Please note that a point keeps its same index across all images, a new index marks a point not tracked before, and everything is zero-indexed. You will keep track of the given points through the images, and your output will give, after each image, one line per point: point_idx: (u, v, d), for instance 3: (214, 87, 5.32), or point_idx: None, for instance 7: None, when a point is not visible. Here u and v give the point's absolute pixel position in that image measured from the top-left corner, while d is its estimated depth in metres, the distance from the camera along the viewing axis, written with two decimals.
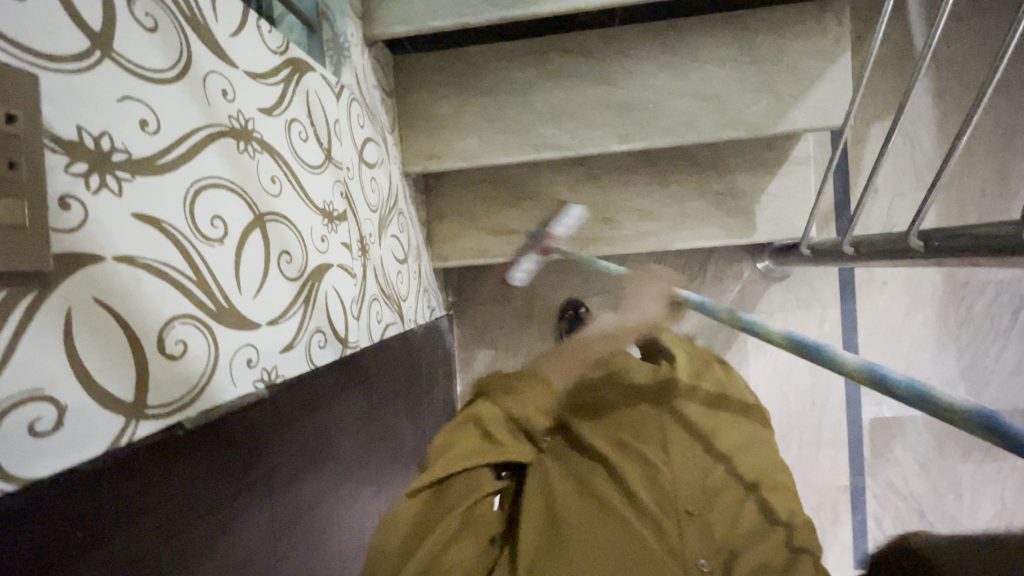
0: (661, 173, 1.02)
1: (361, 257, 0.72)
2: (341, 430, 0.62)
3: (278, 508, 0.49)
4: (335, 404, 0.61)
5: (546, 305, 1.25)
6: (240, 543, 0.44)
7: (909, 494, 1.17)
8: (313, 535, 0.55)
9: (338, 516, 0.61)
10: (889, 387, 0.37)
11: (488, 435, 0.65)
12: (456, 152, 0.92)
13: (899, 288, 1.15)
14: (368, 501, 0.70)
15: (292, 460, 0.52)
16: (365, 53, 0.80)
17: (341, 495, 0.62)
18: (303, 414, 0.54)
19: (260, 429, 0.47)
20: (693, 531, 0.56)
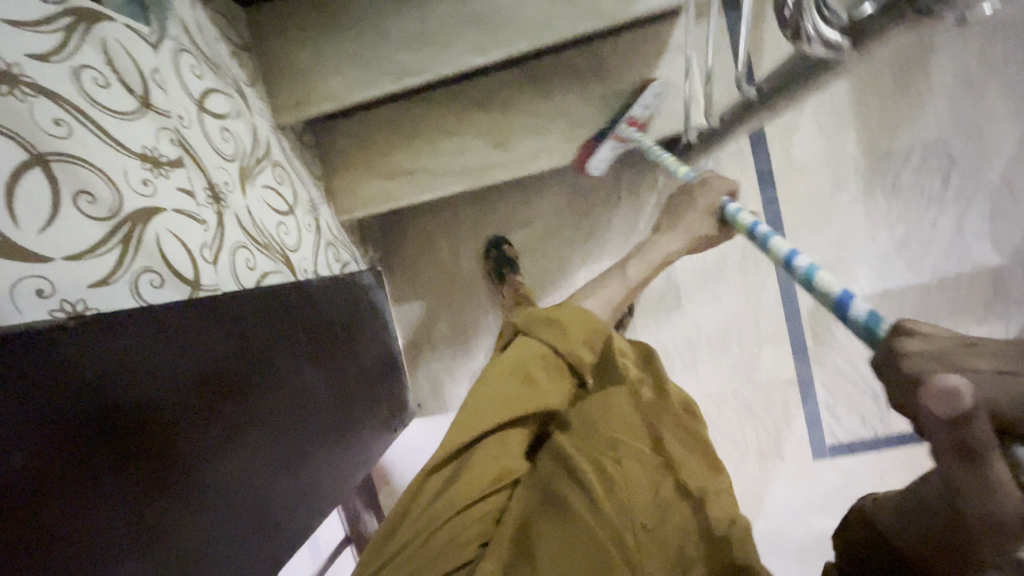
0: (544, 86, 1.00)
1: (215, 205, 0.74)
2: (213, 369, 0.66)
3: (90, 433, 0.50)
4: (200, 342, 0.65)
5: (473, 247, 1.24)
6: (33, 461, 0.45)
7: (859, 378, 1.16)
8: (177, 461, 0.59)
9: (218, 450, 0.65)
10: (846, 321, 0.39)
11: (530, 381, 0.59)
12: (323, 94, 0.91)
13: (820, 169, 1.12)
14: (269, 444, 0.73)
15: (134, 385, 0.56)
16: (198, 5, 0.80)
17: (221, 431, 0.65)
18: (117, 346, 0.55)
19: (80, 348, 0.51)
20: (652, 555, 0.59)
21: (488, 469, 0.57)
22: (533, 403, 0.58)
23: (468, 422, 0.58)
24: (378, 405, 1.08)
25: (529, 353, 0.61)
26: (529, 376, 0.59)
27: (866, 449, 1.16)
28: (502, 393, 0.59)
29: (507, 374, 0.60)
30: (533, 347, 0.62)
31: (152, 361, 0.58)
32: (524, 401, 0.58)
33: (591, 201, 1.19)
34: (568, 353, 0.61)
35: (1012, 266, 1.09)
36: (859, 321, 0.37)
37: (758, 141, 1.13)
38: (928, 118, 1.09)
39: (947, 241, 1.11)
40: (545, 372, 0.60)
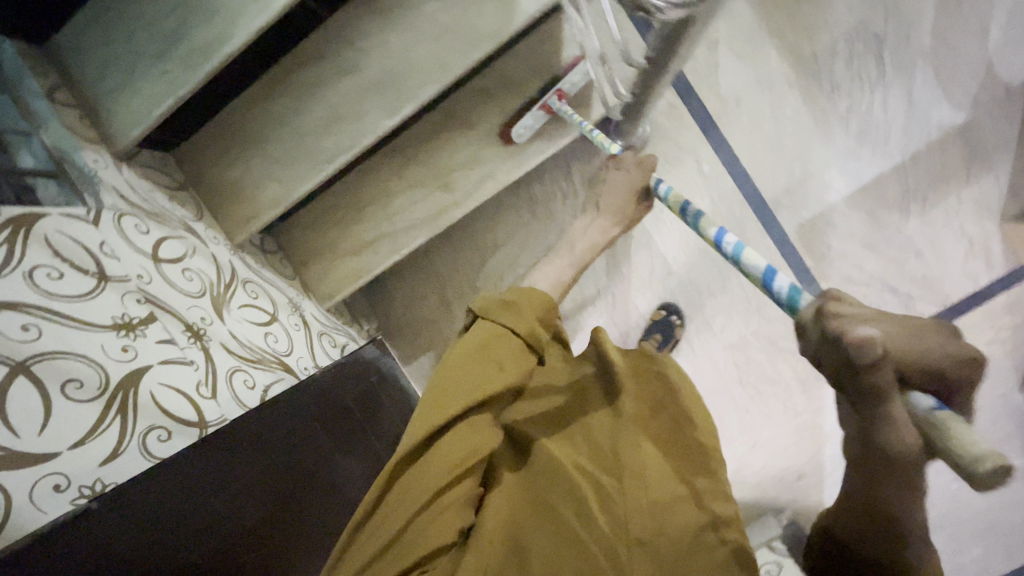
0: (465, 118, 1.02)
1: (199, 342, 0.77)
2: (245, 492, 0.71)
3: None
4: (226, 472, 0.69)
5: (458, 285, 1.26)
6: None
7: (870, 278, 1.13)
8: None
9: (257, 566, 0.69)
10: (773, 296, 0.47)
11: (479, 355, 0.63)
12: (265, 202, 0.94)
13: (755, 95, 1.12)
14: (306, 547, 0.77)
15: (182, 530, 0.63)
16: (123, 166, 0.85)
17: (257, 549, 0.70)
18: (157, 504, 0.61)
19: (125, 516, 0.59)
20: (643, 560, 0.59)
21: (450, 457, 0.58)
22: (497, 380, 0.61)
23: (444, 402, 0.60)
24: None
25: (498, 338, 0.64)
26: (484, 356, 0.63)
27: None
28: (473, 368, 0.62)
29: (482, 353, 0.63)
30: (499, 330, 0.65)
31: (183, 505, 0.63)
32: (481, 384, 0.61)
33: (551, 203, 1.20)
34: (519, 326, 0.65)
35: (978, 116, 1.07)
36: (784, 294, 0.46)
37: (686, 89, 1.13)
38: (841, 7, 1.08)
39: (904, 116, 1.09)
40: (513, 353, 0.64)
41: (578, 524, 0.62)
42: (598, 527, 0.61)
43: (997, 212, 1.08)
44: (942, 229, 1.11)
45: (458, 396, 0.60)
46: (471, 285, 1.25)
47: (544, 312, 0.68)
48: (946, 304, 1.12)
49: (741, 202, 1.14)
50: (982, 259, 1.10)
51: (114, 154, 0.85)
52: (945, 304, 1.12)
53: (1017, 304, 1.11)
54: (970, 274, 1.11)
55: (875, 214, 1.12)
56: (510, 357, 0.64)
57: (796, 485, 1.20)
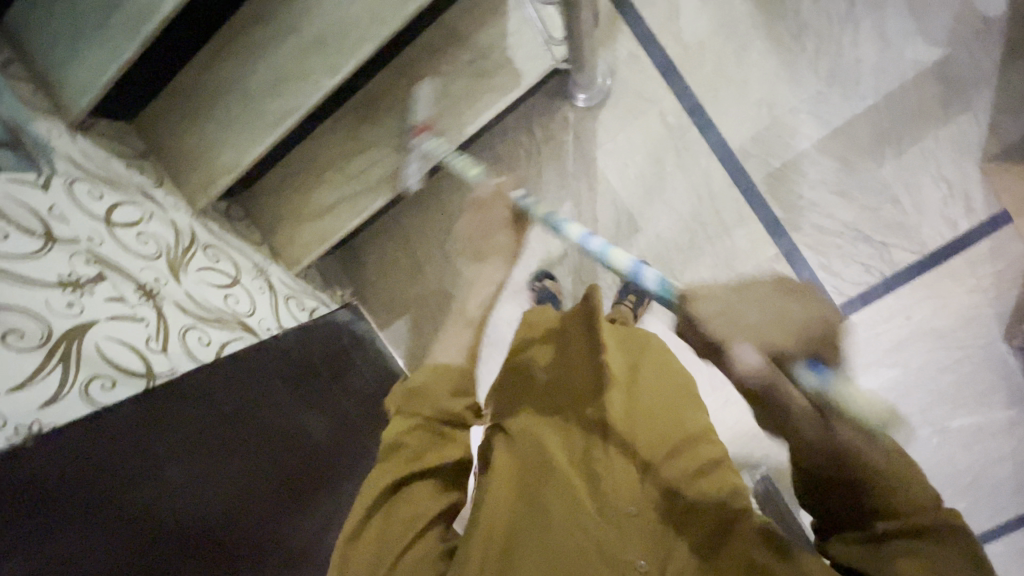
0: (416, 75, 1.01)
1: (150, 300, 0.80)
2: (199, 437, 0.75)
3: (119, 519, 0.63)
4: (177, 422, 0.73)
5: (427, 249, 1.27)
6: (70, 546, 0.58)
7: (843, 226, 1.10)
8: (185, 524, 0.68)
9: (224, 502, 0.74)
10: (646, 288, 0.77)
11: (400, 445, 0.66)
12: (221, 167, 0.96)
13: (718, 39, 1.08)
14: (274, 490, 0.82)
15: (142, 462, 0.67)
16: (78, 135, 0.87)
17: (223, 490, 0.75)
18: (119, 441, 0.66)
19: (85, 445, 0.63)
20: (626, 539, 0.66)
21: (403, 526, 0.63)
22: (421, 457, 0.65)
23: (382, 483, 0.64)
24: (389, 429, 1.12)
25: (418, 428, 0.67)
26: (408, 442, 0.66)
27: (875, 293, 1.11)
28: (399, 456, 0.65)
29: (407, 439, 0.66)
30: (408, 423, 0.67)
31: (130, 449, 0.67)
32: (405, 467, 0.64)
33: (515, 162, 1.20)
34: (433, 411, 0.67)
35: (954, 49, 1.02)
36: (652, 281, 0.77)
37: (646, 37, 1.10)
38: None
39: (876, 55, 1.04)
40: (436, 429, 0.68)
41: (568, 518, 0.68)
42: (581, 508, 0.68)
43: (977, 152, 1.03)
44: (918, 172, 1.06)
45: (387, 484, 0.64)
46: (439, 249, 1.26)
47: (451, 381, 0.70)
48: (924, 252, 1.08)
49: (707, 153, 1.11)
50: (962, 202, 1.05)
51: (68, 124, 0.86)
52: (923, 251, 1.08)
53: (1000, 249, 1.05)
54: (949, 219, 1.06)
55: (847, 160, 1.08)
56: (430, 434, 0.67)
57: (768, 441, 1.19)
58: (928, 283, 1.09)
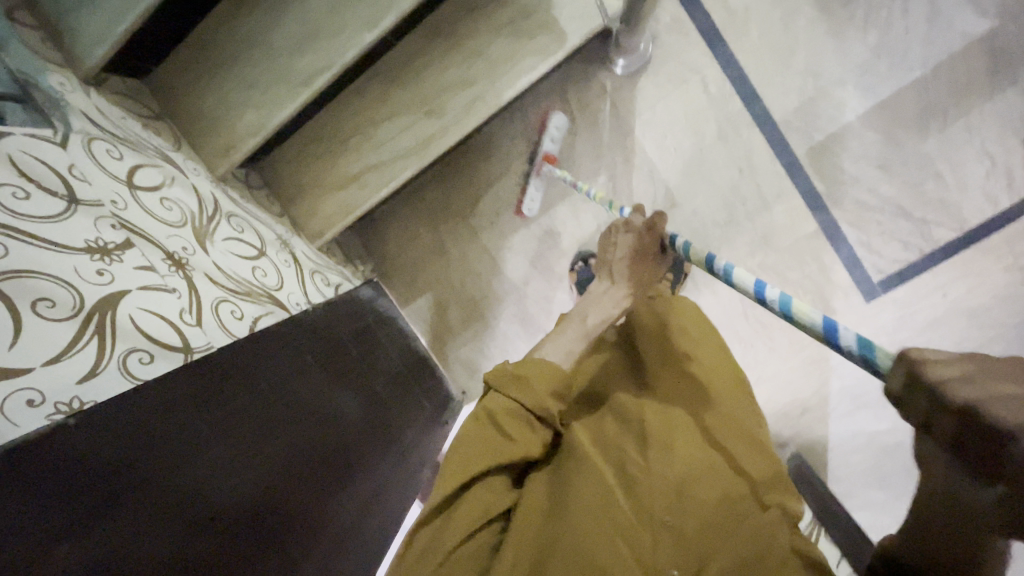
0: (454, 37, 0.96)
1: (181, 270, 0.75)
2: (239, 413, 0.70)
3: (162, 498, 0.57)
4: (212, 396, 0.68)
5: (453, 224, 1.22)
6: (115, 528, 0.52)
7: (884, 203, 1.08)
8: (229, 504, 0.64)
9: (265, 479, 0.70)
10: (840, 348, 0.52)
11: (504, 436, 0.59)
12: (245, 130, 0.89)
13: (764, 7, 1.04)
14: (313, 468, 0.78)
15: (182, 439, 0.62)
16: (93, 91, 0.80)
17: (264, 468, 0.70)
18: (159, 415, 0.60)
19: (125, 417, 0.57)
20: (665, 542, 0.54)
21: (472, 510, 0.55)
22: (507, 454, 0.58)
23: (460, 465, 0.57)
24: (412, 409, 1.08)
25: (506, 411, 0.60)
26: (501, 428, 0.60)
27: (913, 271, 1.10)
28: (479, 441, 0.59)
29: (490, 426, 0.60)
30: (507, 404, 0.60)
31: (172, 425, 0.62)
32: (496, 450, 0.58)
33: (548, 133, 1.15)
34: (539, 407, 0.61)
35: (1005, 22, 1.00)
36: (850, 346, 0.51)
37: (689, 3, 1.06)
38: None
39: (924, 27, 1.02)
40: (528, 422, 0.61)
41: (604, 515, 0.55)
42: (618, 507, 0.56)
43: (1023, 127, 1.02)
44: (962, 148, 1.04)
45: (455, 471, 0.58)
46: (466, 224, 1.21)
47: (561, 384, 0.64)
48: (964, 229, 1.07)
49: (748, 125, 1.08)
50: (1003, 179, 1.04)
51: (82, 78, 0.78)
52: (963, 229, 1.07)
53: None
54: (991, 196, 1.05)
55: (891, 135, 1.05)
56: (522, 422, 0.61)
57: (798, 418, 1.19)
58: (967, 261, 1.08)
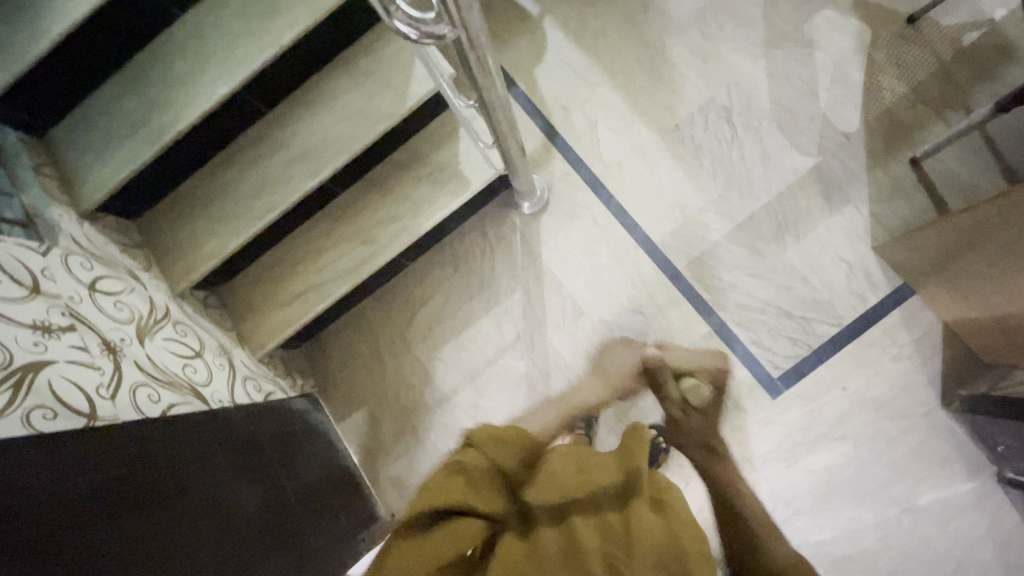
0: (386, 185, 1.20)
1: (111, 355, 0.86)
2: (122, 497, 0.74)
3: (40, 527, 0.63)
4: (111, 454, 0.76)
5: (388, 340, 1.34)
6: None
7: (765, 305, 1.21)
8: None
9: (141, 563, 0.71)
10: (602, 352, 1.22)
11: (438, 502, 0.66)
12: (204, 254, 1.08)
13: (633, 158, 1.31)
14: (196, 557, 0.79)
15: (72, 483, 0.69)
16: (85, 223, 1.00)
17: (140, 551, 0.72)
18: (58, 457, 0.69)
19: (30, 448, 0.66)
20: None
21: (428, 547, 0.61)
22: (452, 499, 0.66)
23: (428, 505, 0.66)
24: (324, 516, 1.08)
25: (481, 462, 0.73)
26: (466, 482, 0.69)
27: (808, 365, 1.17)
28: (432, 490, 0.67)
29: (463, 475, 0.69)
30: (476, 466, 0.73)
31: (52, 497, 0.66)
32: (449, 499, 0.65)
33: (470, 260, 1.34)
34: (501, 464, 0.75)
35: (826, 158, 1.23)
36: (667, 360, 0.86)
37: (576, 160, 1.33)
38: (690, 87, 1.31)
39: (761, 166, 1.26)
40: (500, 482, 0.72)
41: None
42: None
43: (865, 237, 1.19)
44: (822, 255, 1.21)
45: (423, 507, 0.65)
46: (402, 340, 1.34)
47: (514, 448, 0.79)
48: (842, 324, 1.18)
49: (635, 247, 1.28)
50: (864, 278, 1.18)
51: (80, 212, 1.00)
52: (841, 324, 1.18)
53: (909, 319, 1.16)
54: (856, 294, 1.18)
55: (755, 248, 1.23)
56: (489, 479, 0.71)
57: None
58: (856, 354, 1.16)
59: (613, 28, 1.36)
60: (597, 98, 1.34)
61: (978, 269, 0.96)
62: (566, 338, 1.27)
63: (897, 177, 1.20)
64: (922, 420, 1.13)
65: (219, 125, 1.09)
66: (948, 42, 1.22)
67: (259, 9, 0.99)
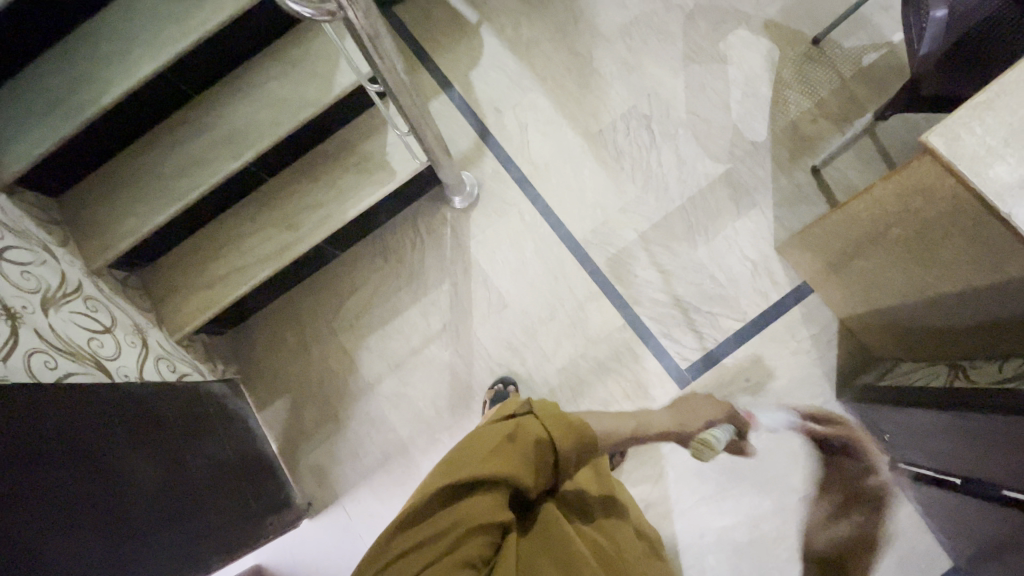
0: (314, 174, 1.24)
1: (10, 319, 0.83)
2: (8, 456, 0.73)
3: None
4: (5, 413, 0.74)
5: (315, 329, 1.36)
6: None
7: (677, 300, 1.26)
8: None
9: (21, 523, 0.71)
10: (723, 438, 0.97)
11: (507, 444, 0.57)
12: (124, 232, 1.09)
13: (560, 159, 1.38)
14: (81, 528, 0.79)
15: None
16: (1, 195, 1.00)
17: (21, 508, 0.72)
18: None
19: None
20: None
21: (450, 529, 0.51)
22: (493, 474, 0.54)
23: (447, 473, 0.55)
24: (229, 496, 1.07)
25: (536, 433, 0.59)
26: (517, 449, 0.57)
27: (714, 358, 1.23)
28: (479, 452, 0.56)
29: (507, 443, 0.57)
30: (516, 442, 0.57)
31: None
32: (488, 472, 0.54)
33: (400, 252, 1.37)
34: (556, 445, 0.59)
35: (736, 164, 1.32)
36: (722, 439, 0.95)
37: (505, 159, 1.39)
38: (614, 95, 1.39)
39: (678, 170, 1.33)
40: (544, 465, 0.58)
41: None
42: None
43: (769, 238, 1.27)
44: (730, 254, 1.27)
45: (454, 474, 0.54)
46: (330, 327, 1.35)
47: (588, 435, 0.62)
48: (746, 320, 1.24)
49: (557, 243, 1.33)
50: (767, 277, 1.25)
51: None
52: (746, 319, 1.24)
53: (809, 315, 1.23)
54: (760, 292, 1.25)
55: (669, 246, 1.29)
56: (529, 456, 0.57)
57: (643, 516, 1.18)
58: (759, 347, 1.22)
59: (545, 37, 1.44)
60: (527, 101, 1.41)
61: (875, 266, 1.00)
62: (488, 329, 1.31)
63: (800, 184, 1.28)
64: (819, 411, 1.19)
65: (145, 107, 1.11)
66: (845, 63, 1.33)
67: None
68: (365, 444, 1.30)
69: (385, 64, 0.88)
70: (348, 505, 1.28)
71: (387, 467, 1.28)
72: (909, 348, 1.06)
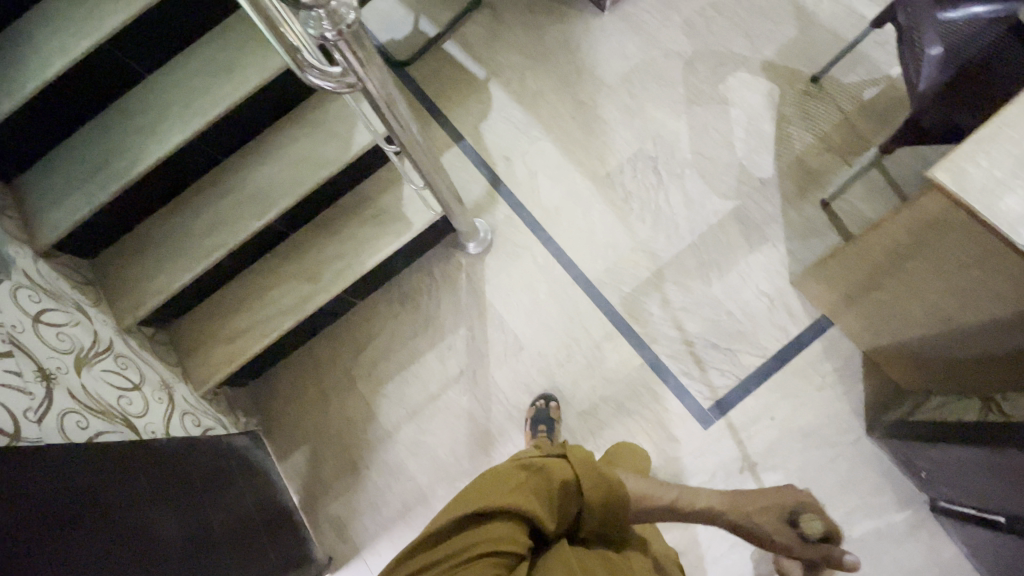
0: (332, 228, 1.29)
1: (45, 381, 0.87)
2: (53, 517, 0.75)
3: None
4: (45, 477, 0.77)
5: (335, 379, 1.37)
6: None
7: (694, 338, 1.26)
8: None
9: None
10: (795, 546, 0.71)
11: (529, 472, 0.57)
12: (152, 291, 1.14)
13: (570, 203, 1.41)
14: None
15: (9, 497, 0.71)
16: (41, 261, 1.06)
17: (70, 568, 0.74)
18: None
19: None
20: None
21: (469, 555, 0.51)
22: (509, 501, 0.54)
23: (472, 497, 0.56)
24: (254, 552, 1.07)
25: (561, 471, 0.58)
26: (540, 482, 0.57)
27: (736, 396, 1.21)
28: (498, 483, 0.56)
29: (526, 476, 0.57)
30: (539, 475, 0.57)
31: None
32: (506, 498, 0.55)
33: (416, 299, 1.40)
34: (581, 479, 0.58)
35: (744, 200, 1.33)
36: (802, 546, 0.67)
37: (516, 205, 1.43)
38: (620, 139, 1.43)
39: (686, 209, 1.35)
40: (564, 507, 0.57)
41: None
42: None
43: (783, 272, 1.27)
44: (744, 289, 1.27)
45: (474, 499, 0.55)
46: (349, 376, 1.37)
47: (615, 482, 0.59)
48: (766, 356, 1.23)
49: (571, 285, 1.35)
50: (784, 311, 1.25)
51: (35, 250, 1.05)
52: (765, 355, 1.23)
53: (830, 348, 1.21)
54: (778, 326, 1.24)
55: (683, 283, 1.30)
56: (550, 490, 0.57)
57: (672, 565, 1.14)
58: (780, 383, 1.20)
59: (550, 88, 1.50)
60: (536, 149, 1.46)
61: (893, 298, 0.99)
62: (506, 373, 1.31)
63: (809, 217, 1.29)
64: (848, 448, 1.15)
65: (175, 172, 1.18)
66: (845, 98, 1.36)
67: (216, 71, 1.12)
68: (385, 494, 1.28)
69: (399, 128, 0.92)
70: (369, 559, 1.25)
71: (407, 518, 1.26)
72: (937, 380, 1.03)
